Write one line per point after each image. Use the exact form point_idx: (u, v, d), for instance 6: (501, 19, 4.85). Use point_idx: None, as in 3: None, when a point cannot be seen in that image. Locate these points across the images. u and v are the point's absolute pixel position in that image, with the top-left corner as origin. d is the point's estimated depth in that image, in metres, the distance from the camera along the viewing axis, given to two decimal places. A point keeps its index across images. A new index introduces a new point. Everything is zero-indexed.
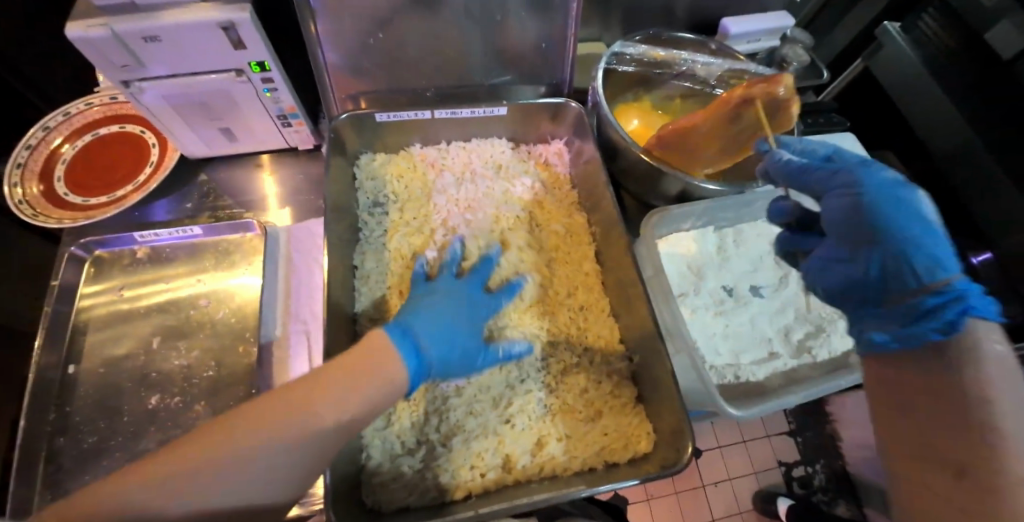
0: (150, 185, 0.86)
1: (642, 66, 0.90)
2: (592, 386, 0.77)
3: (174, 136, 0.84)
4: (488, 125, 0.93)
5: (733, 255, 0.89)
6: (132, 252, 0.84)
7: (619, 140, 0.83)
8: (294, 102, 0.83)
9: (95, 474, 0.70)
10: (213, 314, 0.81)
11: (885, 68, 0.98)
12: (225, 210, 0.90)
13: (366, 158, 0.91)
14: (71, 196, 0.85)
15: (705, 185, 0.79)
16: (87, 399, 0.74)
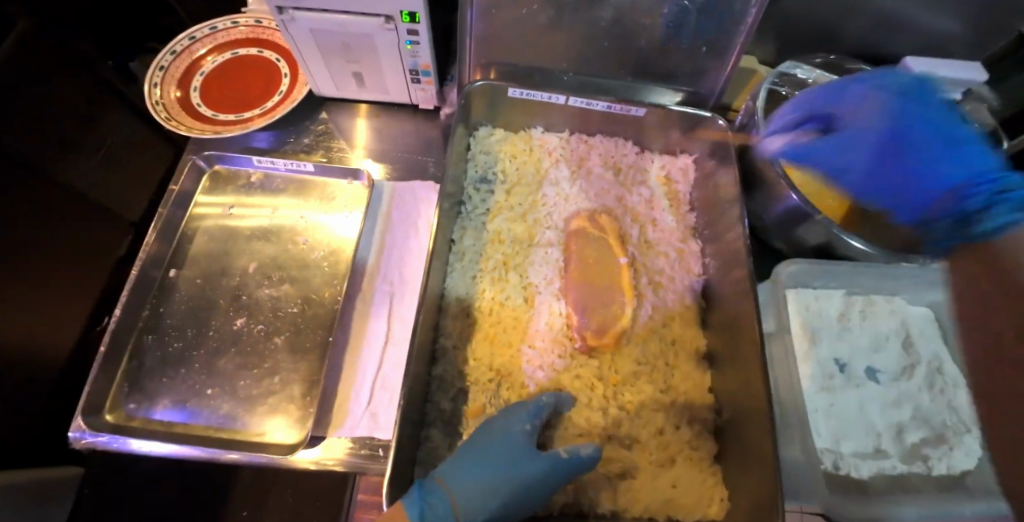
0: (276, 113, 0.86)
1: (806, 93, 0.81)
2: (670, 429, 0.71)
3: (309, 70, 0.84)
4: (619, 122, 0.86)
5: (856, 328, 0.79)
6: (247, 175, 0.85)
7: (768, 171, 0.73)
8: (431, 60, 0.79)
9: (174, 379, 0.72)
10: (308, 252, 0.80)
11: None
12: (338, 152, 0.89)
13: (484, 132, 0.87)
14: (203, 107, 0.87)
15: (851, 242, 0.69)
16: (180, 306, 0.75)
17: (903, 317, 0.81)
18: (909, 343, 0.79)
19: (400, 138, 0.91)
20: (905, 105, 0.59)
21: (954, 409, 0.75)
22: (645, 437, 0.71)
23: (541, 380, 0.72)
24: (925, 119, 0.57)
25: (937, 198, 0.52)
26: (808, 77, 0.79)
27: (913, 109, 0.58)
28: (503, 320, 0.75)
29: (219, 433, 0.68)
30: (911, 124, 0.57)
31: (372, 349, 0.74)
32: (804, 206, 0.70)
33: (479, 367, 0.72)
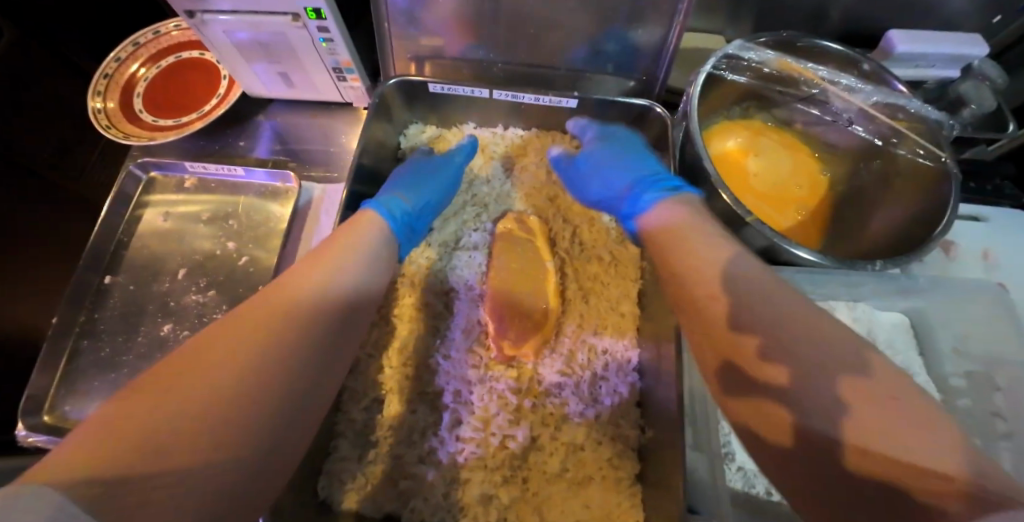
0: (211, 117, 0.86)
1: (759, 78, 0.72)
2: (589, 446, 0.67)
3: (237, 72, 0.82)
4: (556, 114, 0.80)
5: None
6: (183, 180, 0.86)
7: (701, 167, 0.66)
8: (350, 57, 0.77)
9: (103, 383, 0.73)
10: (236, 257, 0.80)
11: None
12: (275, 155, 0.89)
13: (415, 129, 0.84)
14: (145, 114, 0.88)
15: (794, 249, 0.62)
16: (114, 312, 0.77)
17: (871, 326, 0.72)
18: None
19: (339, 139, 0.91)
20: (608, 136, 0.76)
21: None
22: (560, 455, 0.66)
23: (456, 391, 0.69)
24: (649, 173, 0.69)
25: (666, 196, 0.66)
26: (758, 58, 0.69)
27: (631, 144, 0.75)
28: (421, 328, 0.73)
29: None
30: (626, 157, 0.72)
31: None
32: (735, 208, 0.63)
33: (393, 375, 0.70)
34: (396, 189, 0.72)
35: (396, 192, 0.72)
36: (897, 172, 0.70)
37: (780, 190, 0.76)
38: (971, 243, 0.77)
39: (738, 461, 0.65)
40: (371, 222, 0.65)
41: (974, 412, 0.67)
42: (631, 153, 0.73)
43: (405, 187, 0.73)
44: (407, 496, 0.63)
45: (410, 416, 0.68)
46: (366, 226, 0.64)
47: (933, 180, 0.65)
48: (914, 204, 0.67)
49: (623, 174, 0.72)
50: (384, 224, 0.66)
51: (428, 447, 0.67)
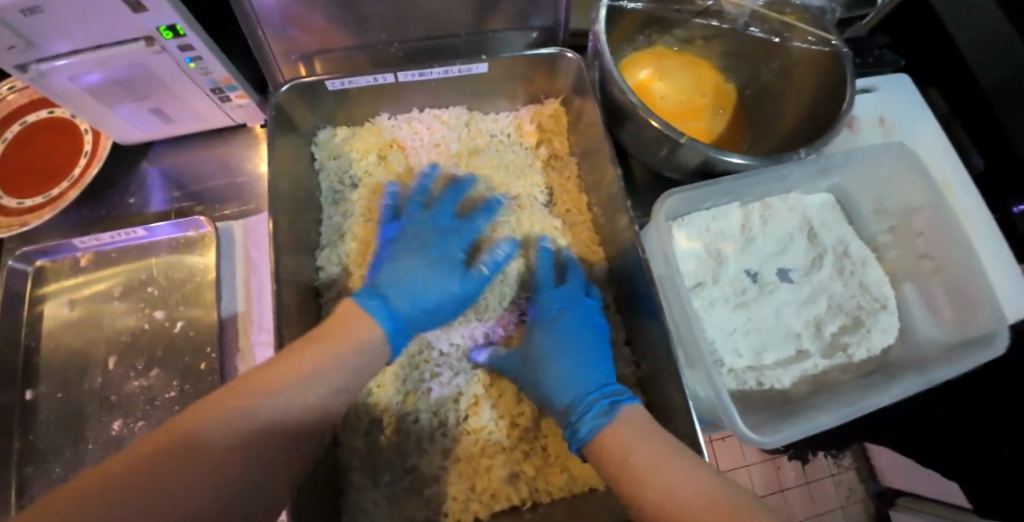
0: (85, 179, 0.75)
1: (654, 2, 0.73)
2: None
3: (101, 120, 0.72)
4: (468, 84, 0.77)
5: (760, 234, 0.76)
6: (77, 260, 0.75)
7: (625, 102, 0.66)
8: (228, 73, 0.69)
9: None
10: (171, 325, 0.72)
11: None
12: (177, 204, 0.80)
13: (326, 135, 0.78)
14: (5, 198, 0.75)
15: (726, 157, 0.65)
16: (50, 426, 0.68)
17: (804, 212, 0.78)
18: (814, 235, 0.77)
19: (244, 167, 0.82)
20: (556, 295, 0.68)
21: (866, 290, 0.75)
22: None
23: (446, 383, 0.69)
24: (588, 358, 0.61)
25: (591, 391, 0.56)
26: None
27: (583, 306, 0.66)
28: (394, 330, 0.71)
29: None
30: (569, 357, 0.61)
31: None
32: (667, 133, 0.64)
33: (384, 394, 0.67)
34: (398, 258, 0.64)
35: (430, 275, 0.63)
36: (793, 64, 0.74)
37: (691, 102, 0.81)
38: (867, 112, 0.85)
39: (727, 364, 0.70)
40: (364, 314, 0.55)
41: (905, 259, 0.77)
42: (572, 342, 0.63)
43: (402, 291, 0.60)
44: (439, 503, 0.63)
45: (412, 427, 0.66)
46: (363, 318, 0.55)
47: (825, 63, 0.69)
48: (817, 89, 0.71)
49: (565, 375, 0.60)
50: (384, 334, 0.56)
51: (440, 450, 0.65)
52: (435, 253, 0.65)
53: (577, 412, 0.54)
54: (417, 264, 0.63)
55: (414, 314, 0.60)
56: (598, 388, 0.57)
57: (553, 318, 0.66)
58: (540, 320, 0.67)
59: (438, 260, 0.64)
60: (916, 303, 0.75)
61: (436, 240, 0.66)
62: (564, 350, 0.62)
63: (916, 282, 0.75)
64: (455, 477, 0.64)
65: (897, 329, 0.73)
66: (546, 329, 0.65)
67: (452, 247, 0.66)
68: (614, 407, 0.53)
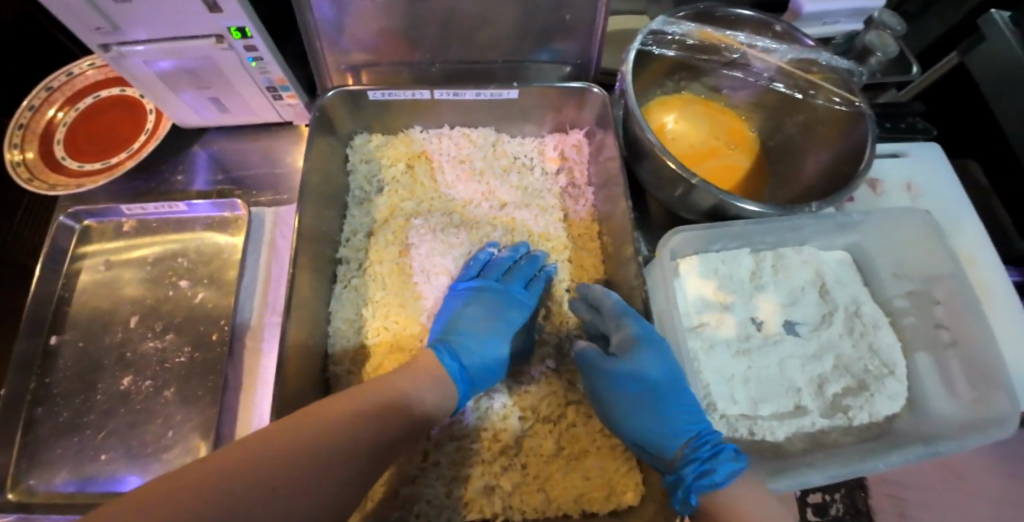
0: (143, 152, 0.82)
1: (683, 50, 0.76)
2: (581, 421, 0.68)
3: (166, 104, 0.79)
4: (500, 107, 0.82)
5: (769, 283, 0.77)
6: (120, 224, 0.81)
7: (644, 139, 0.69)
8: (284, 74, 0.75)
9: (67, 449, 0.69)
10: (192, 295, 0.77)
11: (981, 64, 0.83)
12: (217, 185, 0.86)
13: (361, 140, 0.83)
14: (68, 159, 0.83)
15: (739, 202, 0.66)
16: (67, 373, 0.73)
17: (817, 266, 0.78)
18: (825, 291, 0.77)
19: (295, 158, 0.88)
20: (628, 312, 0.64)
21: (875, 354, 0.73)
22: (554, 436, 0.67)
23: None
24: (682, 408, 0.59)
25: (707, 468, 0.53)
26: (680, 32, 0.73)
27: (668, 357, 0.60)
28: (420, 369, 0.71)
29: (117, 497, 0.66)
30: (668, 401, 0.59)
31: (267, 384, 0.71)
32: (682, 173, 0.66)
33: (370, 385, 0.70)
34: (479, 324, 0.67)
35: (501, 350, 0.67)
36: (817, 120, 0.76)
37: (706, 143, 0.82)
38: (894, 177, 0.85)
39: (720, 408, 0.68)
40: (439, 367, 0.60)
41: (919, 327, 0.75)
42: (663, 369, 0.59)
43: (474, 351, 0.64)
44: (412, 508, 0.62)
45: None
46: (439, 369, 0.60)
47: (848, 123, 0.71)
48: (839, 149, 0.73)
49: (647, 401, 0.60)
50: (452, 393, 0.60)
51: (422, 451, 0.66)
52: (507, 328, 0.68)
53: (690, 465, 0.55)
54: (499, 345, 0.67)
55: (479, 380, 0.64)
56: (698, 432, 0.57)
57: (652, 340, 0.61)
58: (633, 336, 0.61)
59: (505, 337, 0.68)
60: (929, 374, 0.72)
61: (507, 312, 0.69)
62: (661, 391, 0.60)
63: (928, 352, 0.73)
64: (432, 482, 0.64)
65: (904, 398, 0.71)
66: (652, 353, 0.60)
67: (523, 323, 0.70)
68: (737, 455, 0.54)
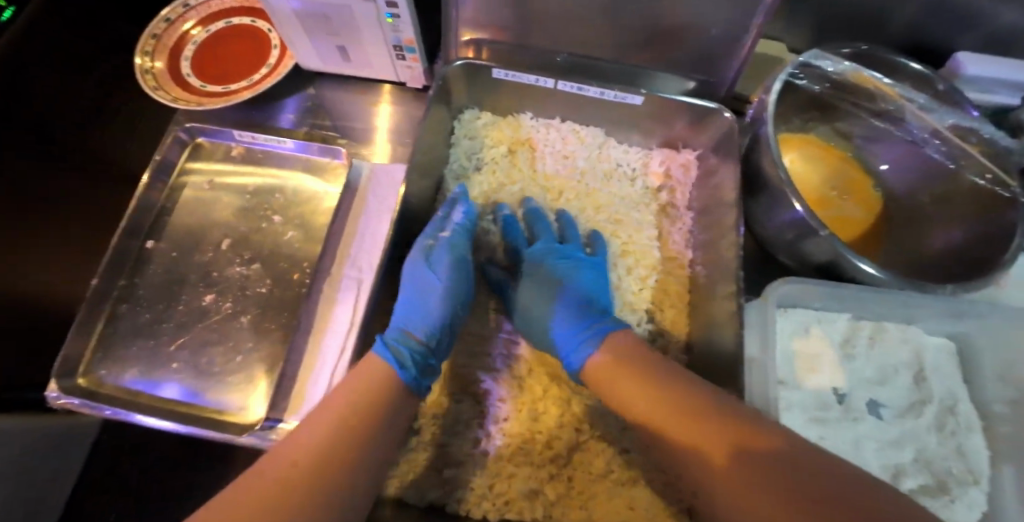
0: (261, 87, 0.85)
1: (830, 87, 0.71)
2: (635, 448, 0.66)
3: (292, 42, 0.80)
4: (616, 110, 0.79)
5: (861, 355, 0.71)
6: (228, 149, 0.84)
7: (772, 173, 0.64)
8: (413, 36, 0.75)
9: (142, 349, 0.72)
10: (281, 232, 0.79)
11: None
12: (322, 130, 0.88)
13: (470, 115, 0.82)
14: (192, 77, 0.87)
15: (859, 263, 0.60)
16: (156, 278, 0.76)
17: (916, 349, 0.72)
18: (921, 378, 0.71)
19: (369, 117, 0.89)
20: (566, 251, 0.72)
21: (961, 456, 0.68)
22: (606, 456, 0.65)
23: (501, 381, 0.69)
24: (576, 296, 0.68)
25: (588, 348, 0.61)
26: (834, 69, 0.68)
27: (564, 251, 0.72)
28: (487, 358, 0.70)
29: (181, 406, 0.68)
30: (567, 284, 0.69)
31: (334, 335, 0.72)
32: (807, 218, 0.61)
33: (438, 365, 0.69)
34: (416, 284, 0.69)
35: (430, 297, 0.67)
36: (956, 193, 0.70)
37: (818, 191, 0.75)
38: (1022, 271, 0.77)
39: None
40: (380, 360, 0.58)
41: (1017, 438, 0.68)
42: (563, 268, 0.70)
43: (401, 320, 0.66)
44: (451, 494, 0.62)
45: (453, 411, 0.67)
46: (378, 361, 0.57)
47: (997, 205, 0.65)
48: (977, 228, 0.66)
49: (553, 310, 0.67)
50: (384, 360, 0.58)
51: (472, 438, 0.65)
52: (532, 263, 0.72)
53: (574, 340, 0.63)
54: (439, 287, 0.68)
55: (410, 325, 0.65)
56: (585, 321, 0.65)
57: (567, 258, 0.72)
58: (551, 263, 0.71)
59: (427, 282, 0.69)
60: (1015, 493, 0.66)
61: (425, 269, 0.69)
62: (562, 276, 0.70)
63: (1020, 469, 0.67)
64: (479, 472, 0.63)
65: (984, 510, 0.66)
66: (562, 261, 0.71)
67: (546, 247, 0.74)
68: (602, 333, 0.62)
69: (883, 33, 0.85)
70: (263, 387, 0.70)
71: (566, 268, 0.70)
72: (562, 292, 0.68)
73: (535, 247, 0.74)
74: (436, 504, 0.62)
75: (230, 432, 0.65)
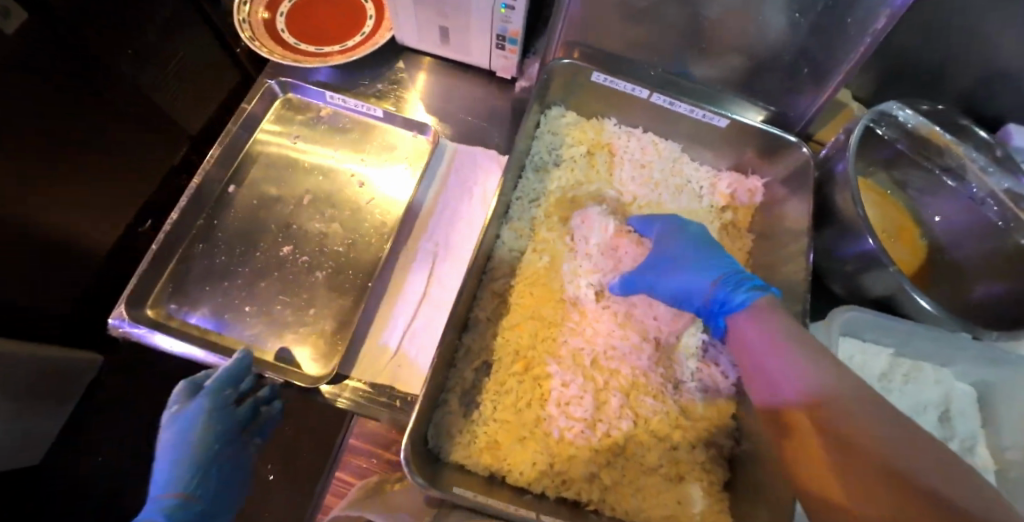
0: (354, 54, 0.87)
1: (904, 136, 0.78)
2: (685, 446, 0.69)
3: (398, 16, 0.83)
4: (697, 129, 0.83)
5: (897, 389, 0.76)
6: (316, 108, 0.86)
7: (849, 206, 0.69)
8: (520, 28, 0.78)
9: (213, 290, 0.73)
10: (362, 196, 0.80)
11: None
12: (406, 105, 0.89)
13: (556, 112, 0.86)
14: (287, 34, 0.88)
15: (919, 298, 0.65)
16: (233, 222, 0.77)
17: (946, 391, 0.78)
18: (947, 418, 0.77)
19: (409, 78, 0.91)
20: (686, 235, 0.74)
21: None
22: (658, 450, 0.68)
23: (564, 366, 0.71)
24: (709, 264, 0.70)
25: (737, 298, 0.64)
26: (910, 120, 0.76)
27: (689, 237, 0.74)
28: (553, 343, 0.72)
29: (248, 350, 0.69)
30: (700, 258, 0.71)
31: (407, 303, 0.74)
32: (880, 253, 0.66)
33: (507, 346, 0.72)
34: (165, 426, 0.62)
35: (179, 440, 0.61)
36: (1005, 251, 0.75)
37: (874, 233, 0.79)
38: None
39: None
40: None
41: None
42: (684, 246, 0.73)
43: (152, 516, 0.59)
44: (512, 467, 0.65)
45: (518, 390, 0.70)
46: None
47: None
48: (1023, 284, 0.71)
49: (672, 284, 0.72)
50: None
51: (534, 417, 0.68)
52: (668, 264, 0.72)
53: (727, 286, 0.66)
54: (183, 457, 0.60)
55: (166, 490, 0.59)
56: (730, 278, 0.67)
57: (688, 241, 0.73)
58: (677, 246, 0.73)
59: (189, 435, 0.60)
60: None
61: (178, 435, 0.61)
62: (694, 251, 0.72)
63: None
64: (540, 448, 0.66)
65: None
66: (687, 240, 0.73)
67: (670, 243, 0.74)
68: (757, 288, 0.64)
69: (944, 96, 0.91)
70: (331, 342, 0.71)
71: (699, 251, 0.72)
72: (700, 260, 0.70)
73: (668, 242, 0.74)
74: (495, 473, 0.65)
75: (303, 380, 0.66)
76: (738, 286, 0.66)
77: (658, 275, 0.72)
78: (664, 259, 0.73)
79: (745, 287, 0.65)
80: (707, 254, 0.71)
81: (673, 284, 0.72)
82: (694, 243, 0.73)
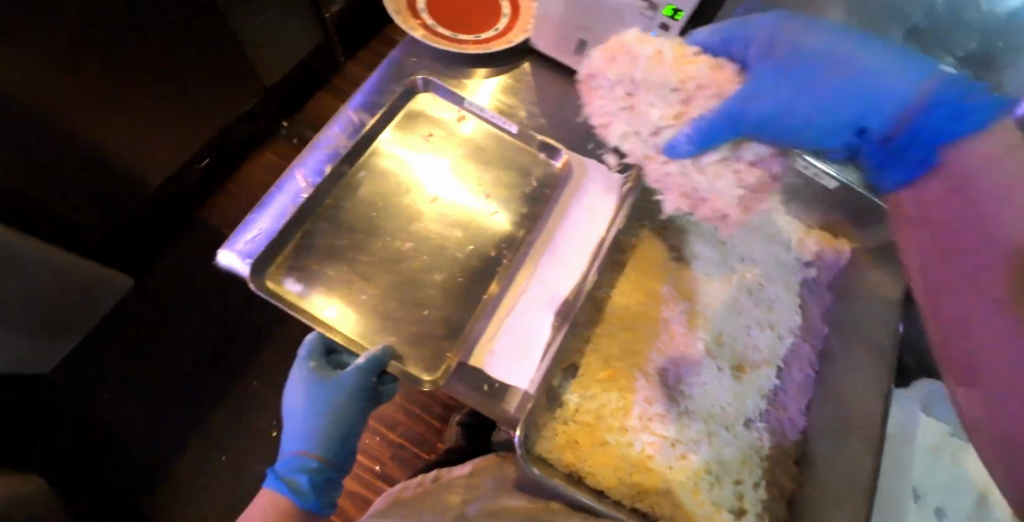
0: (488, 47, 0.91)
1: None
2: (751, 482, 0.72)
3: (541, 21, 0.87)
4: None
5: (943, 468, 0.87)
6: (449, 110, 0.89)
7: None
8: None
9: (328, 252, 0.75)
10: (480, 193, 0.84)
11: None
12: (525, 105, 0.93)
13: None
14: (426, 14, 0.93)
15: None
16: (354, 192, 0.80)
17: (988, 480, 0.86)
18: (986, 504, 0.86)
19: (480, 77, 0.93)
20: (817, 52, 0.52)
21: None
22: (727, 481, 0.71)
23: (649, 384, 0.74)
24: (859, 102, 0.50)
25: (965, 126, 0.43)
26: None
27: (862, 57, 0.50)
28: (640, 360, 0.75)
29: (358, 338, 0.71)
30: (887, 80, 0.49)
31: (512, 308, 0.76)
32: None
33: (597, 353, 0.75)
34: (287, 400, 0.82)
35: (294, 421, 0.81)
36: None
37: None
38: None
39: None
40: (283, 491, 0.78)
41: None
42: (846, 78, 0.50)
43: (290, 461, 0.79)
44: (595, 472, 0.68)
45: (603, 397, 0.72)
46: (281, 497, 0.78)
47: None
48: None
49: (815, 100, 0.51)
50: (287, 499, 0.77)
51: (618, 426, 0.71)
52: (806, 76, 0.52)
53: (957, 86, 0.46)
54: (315, 420, 0.78)
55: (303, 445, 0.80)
56: (937, 104, 0.46)
57: (857, 53, 0.51)
58: (804, 101, 0.51)
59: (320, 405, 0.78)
60: None
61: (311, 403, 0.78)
62: (839, 89, 0.51)
63: None
64: (623, 457, 0.69)
65: None
66: (861, 47, 0.51)
67: (810, 43, 0.52)
68: (990, 99, 0.43)
69: None
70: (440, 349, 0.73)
71: (864, 46, 0.51)
72: (873, 69, 0.49)
73: (823, 49, 0.52)
74: (578, 473, 0.68)
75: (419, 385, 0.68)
76: (967, 100, 0.44)
77: (823, 128, 0.52)
78: (818, 44, 0.52)
79: (971, 119, 0.43)
80: (839, 105, 0.51)
81: (822, 124, 0.52)
82: (831, 93, 0.51)
